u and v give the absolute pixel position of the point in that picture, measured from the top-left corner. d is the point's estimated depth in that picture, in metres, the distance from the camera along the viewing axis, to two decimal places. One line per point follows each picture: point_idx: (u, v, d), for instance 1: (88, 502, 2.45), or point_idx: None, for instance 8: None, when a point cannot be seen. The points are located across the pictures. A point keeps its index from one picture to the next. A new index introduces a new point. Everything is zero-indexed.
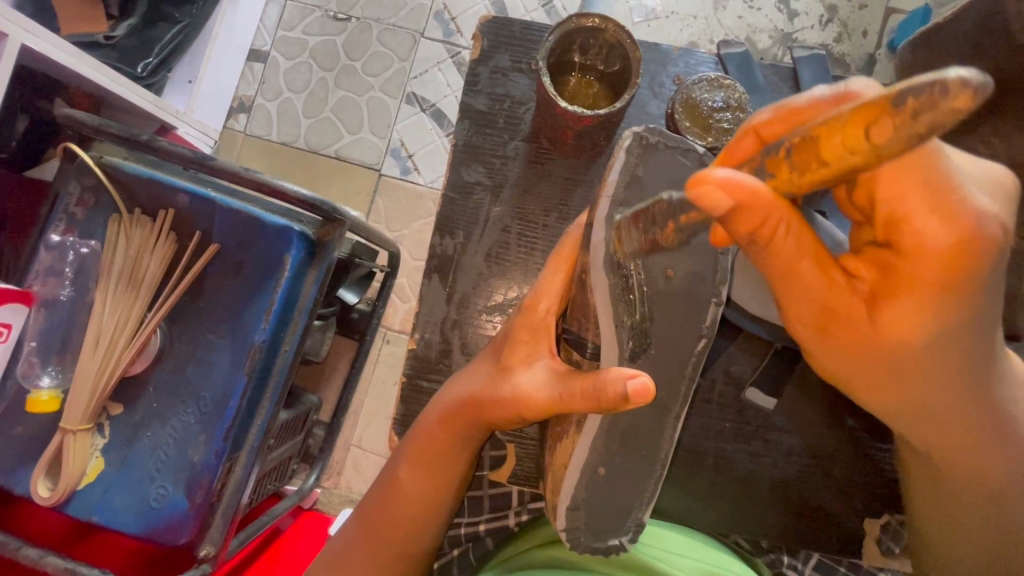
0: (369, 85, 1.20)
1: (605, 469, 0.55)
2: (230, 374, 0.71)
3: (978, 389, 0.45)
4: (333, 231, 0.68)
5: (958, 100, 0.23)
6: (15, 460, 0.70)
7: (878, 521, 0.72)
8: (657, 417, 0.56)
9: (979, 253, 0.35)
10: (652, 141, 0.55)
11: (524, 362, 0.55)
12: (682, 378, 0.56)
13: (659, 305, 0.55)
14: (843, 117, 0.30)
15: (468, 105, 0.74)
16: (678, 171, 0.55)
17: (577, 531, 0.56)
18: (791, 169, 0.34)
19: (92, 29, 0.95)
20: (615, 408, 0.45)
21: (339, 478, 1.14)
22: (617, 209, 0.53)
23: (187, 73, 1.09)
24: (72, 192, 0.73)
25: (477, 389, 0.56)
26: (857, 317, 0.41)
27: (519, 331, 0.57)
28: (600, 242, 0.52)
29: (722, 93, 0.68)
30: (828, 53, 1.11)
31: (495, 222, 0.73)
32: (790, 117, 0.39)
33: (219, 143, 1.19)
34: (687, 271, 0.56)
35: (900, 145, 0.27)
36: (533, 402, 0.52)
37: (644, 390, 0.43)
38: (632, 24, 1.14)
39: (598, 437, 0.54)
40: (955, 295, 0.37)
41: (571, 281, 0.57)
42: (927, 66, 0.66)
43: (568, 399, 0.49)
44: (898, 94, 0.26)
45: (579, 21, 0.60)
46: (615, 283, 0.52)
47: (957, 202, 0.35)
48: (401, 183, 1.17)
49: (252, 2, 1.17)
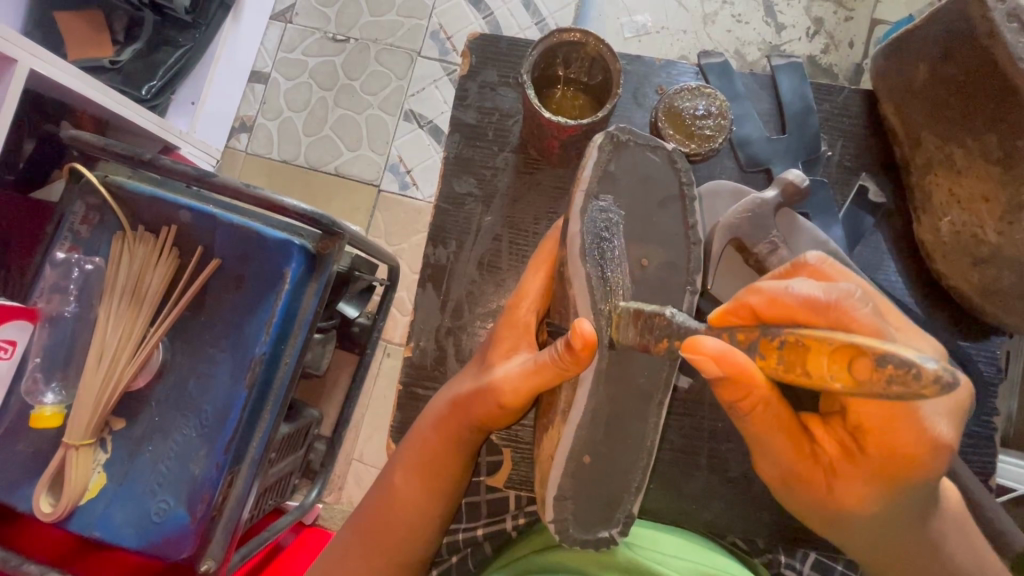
0: (367, 103, 1.23)
1: (589, 457, 0.56)
2: (230, 388, 0.71)
3: (903, 539, 0.52)
4: (332, 244, 0.70)
5: (926, 384, 0.30)
6: (19, 476, 0.71)
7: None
8: (642, 406, 0.57)
9: (927, 465, 0.46)
10: (623, 139, 0.57)
11: (504, 356, 0.58)
12: (664, 367, 0.57)
13: (638, 296, 0.56)
14: (828, 343, 0.35)
15: (458, 119, 0.76)
16: (649, 168, 0.57)
17: (567, 523, 0.57)
18: (778, 361, 0.40)
19: (98, 54, 0.99)
20: (572, 361, 0.50)
21: (340, 493, 1.14)
22: (591, 201, 0.56)
23: (190, 95, 1.11)
24: (76, 211, 0.74)
25: (464, 388, 0.59)
26: (817, 485, 0.52)
27: (508, 331, 0.60)
28: (577, 234, 0.55)
29: (705, 100, 0.70)
30: (814, 64, 1.13)
31: (487, 231, 0.74)
32: (782, 307, 0.43)
33: (220, 161, 1.22)
34: (662, 261, 0.57)
35: (872, 392, 0.33)
36: (510, 380, 0.55)
37: (590, 335, 0.48)
38: (623, 40, 1.17)
39: (583, 424, 0.55)
40: (895, 489, 0.48)
41: (551, 280, 0.61)
42: (902, 71, 0.69)
43: (539, 366, 0.53)
44: (881, 354, 0.32)
45: (560, 35, 0.62)
46: (595, 272, 0.54)
47: (915, 424, 0.46)
48: (399, 198, 1.19)
49: (252, 26, 1.21)
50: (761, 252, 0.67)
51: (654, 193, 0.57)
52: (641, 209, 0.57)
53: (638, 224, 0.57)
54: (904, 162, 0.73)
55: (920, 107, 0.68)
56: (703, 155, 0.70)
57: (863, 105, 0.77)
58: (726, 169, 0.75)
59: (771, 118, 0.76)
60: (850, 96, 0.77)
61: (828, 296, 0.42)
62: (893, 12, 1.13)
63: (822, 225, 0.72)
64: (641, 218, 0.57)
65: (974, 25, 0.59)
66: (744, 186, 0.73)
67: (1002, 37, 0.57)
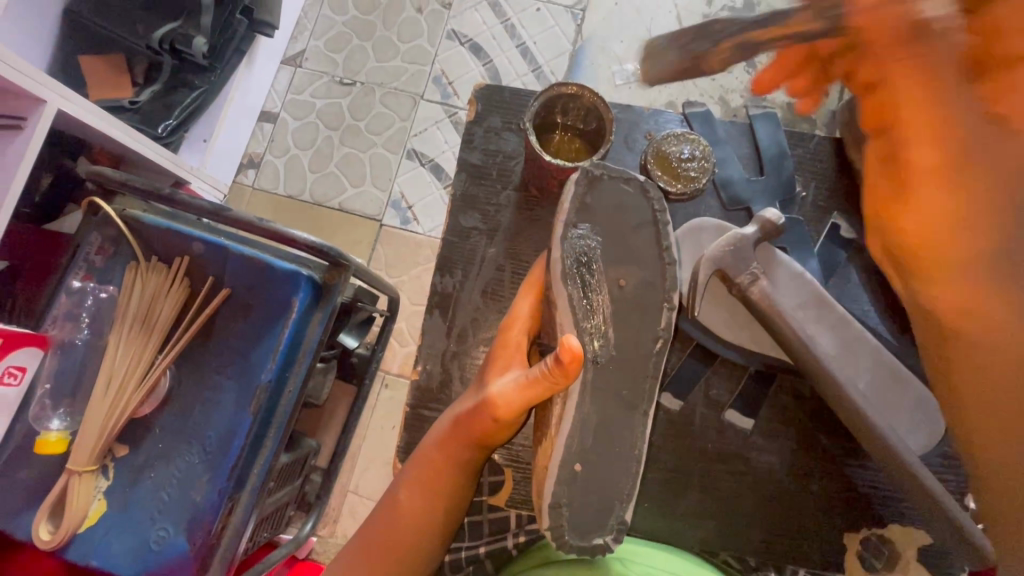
0: (371, 142, 1.29)
1: (581, 465, 0.59)
2: (235, 414, 0.73)
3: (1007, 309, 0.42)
4: (338, 274, 0.73)
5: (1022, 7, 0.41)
6: (20, 504, 0.71)
7: (857, 535, 0.75)
8: (630, 424, 0.60)
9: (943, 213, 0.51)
10: (597, 173, 0.61)
11: (500, 372, 0.61)
12: (645, 378, 0.60)
13: (616, 314, 0.59)
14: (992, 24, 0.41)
15: (464, 159, 0.81)
16: (622, 198, 0.61)
17: (561, 529, 0.58)
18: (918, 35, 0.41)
19: (118, 95, 1.04)
20: (563, 375, 0.54)
21: (335, 525, 1.13)
22: (571, 229, 0.60)
23: (202, 133, 1.16)
24: (92, 241, 0.77)
25: (464, 406, 0.62)
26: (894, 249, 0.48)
27: (501, 351, 0.63)
28: (558, 258, 0.59)
29: (689, 145, 0.76)
30: (794, 110, 1.20)
31: (490, 261, 0.78)
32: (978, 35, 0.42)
33: (227, 195, 1.26)
34: (638, 281, 0.60)
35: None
36: (505, 393, 0.57)
37: (577, 349, 0.52)
38: (615, 86, 1.24)
39: (573, 431, 0.58)
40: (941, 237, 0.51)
41: (539, 304, 0.64)
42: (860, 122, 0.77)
43: (532, 380, 0.56)
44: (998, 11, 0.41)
45: (560, 88, 0.68)
46: (576, 292, 0.59)
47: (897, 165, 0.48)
48: (401, 232, 1.24)
49: (264, 70, 1.28)
50: (743, 283, 0.71)
51: (629, 219, 0.61)
52: (619, 235, 0.60)
53: (617, 248, 0.60)
54: None
55: None
56: (687, 195, 0.75)
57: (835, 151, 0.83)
58: (712, 207, 0.80)
59: (752, 161, 0.82)
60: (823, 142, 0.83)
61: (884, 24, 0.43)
62: None
63: (800, 257, 0.78)
64: (615, 241, 0.60)
65: None
66: (728, 223, 0.78)
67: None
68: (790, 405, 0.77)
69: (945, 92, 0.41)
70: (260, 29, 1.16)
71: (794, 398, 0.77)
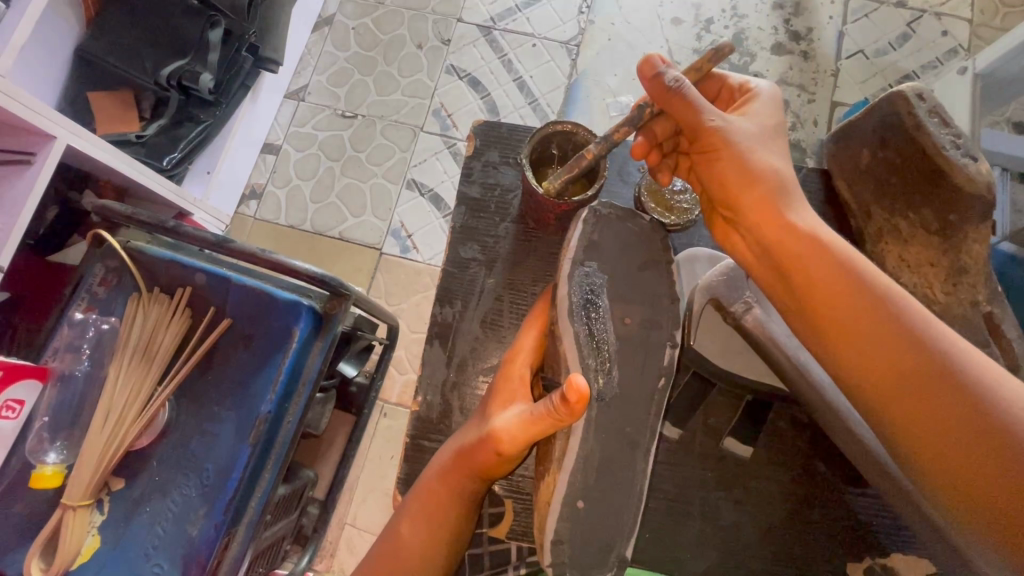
0: (372, 172, 1.31)
1: (584, 502, 0.59)
2: (234, 445, 0.73)
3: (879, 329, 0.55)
4: (339, 304, 0.74)
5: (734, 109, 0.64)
6: (12, 540, 0.70)
7: (860, 565, 0.74)
8: (628, 451, 0.59)
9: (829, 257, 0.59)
10: (606, 213, 0.63)
11: (503, 405, 0.61)
12: (648, 415, 0.60)
13: (622, 350, 0.60)
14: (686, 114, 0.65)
15: (463, 193, 0.83)
16: (630, 237, 0.63)
17: (563, 566, 0.59)
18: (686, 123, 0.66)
19: (125, 129, 1.07)
20: (568, 413, 0.53)
21: (331, 560, 1.10)
22: (578, 267, 0.62)
23: (206, 164, 1.18)
24: (96, 273, 0.78)
25: (466, 437, 0.62)
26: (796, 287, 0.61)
27: (505, 384, 0.63)
28: (566, 296, 0.61)
29: (681, 179, 0.79)
30: None
31: (490, 292, 0.79)
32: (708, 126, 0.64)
33: (229, 226, 1.28)
34: (644, 318, 0.61)
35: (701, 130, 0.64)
36: (510, 428, 0.57)
37: (584, 388, 0.52)
38: (609, 118, 1.28)
39: (576, 468, 0.59)
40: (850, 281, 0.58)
41: (544, 335, 0.65)
42: (849, 154, 0.81)
43: (537, 417, 0.56)
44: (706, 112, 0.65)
45: (554, 126, 0.70)
46: (583, 328, 0.60)
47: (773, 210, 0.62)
48: (400, 260, 1.25)
49: (267, 104, 1.31)
50: (737, 312, 0.73)
51: (635, 258, 0.62)
52: (623, 273, 0.62)
53: (625, 286, 0.62)
54: (859, 231, 0.82)
55: (866, 186, 0.80)
56: (681, 226, 0.76)
57: (821, 182, 0.86)
58: (704, 237, 0.82)
59: None
60: (809, 173, 0.87)
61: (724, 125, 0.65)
62: (850, 96, 1.26)
63: None
64: (619, 278, 0.62)
65: None
66: (718, 252, 0.79)
67: (925, 129, 0.72)
68: (791, 434, 0.77)
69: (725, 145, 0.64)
70: (265, 66, 1.20)
71: (792, 425, 0.77)
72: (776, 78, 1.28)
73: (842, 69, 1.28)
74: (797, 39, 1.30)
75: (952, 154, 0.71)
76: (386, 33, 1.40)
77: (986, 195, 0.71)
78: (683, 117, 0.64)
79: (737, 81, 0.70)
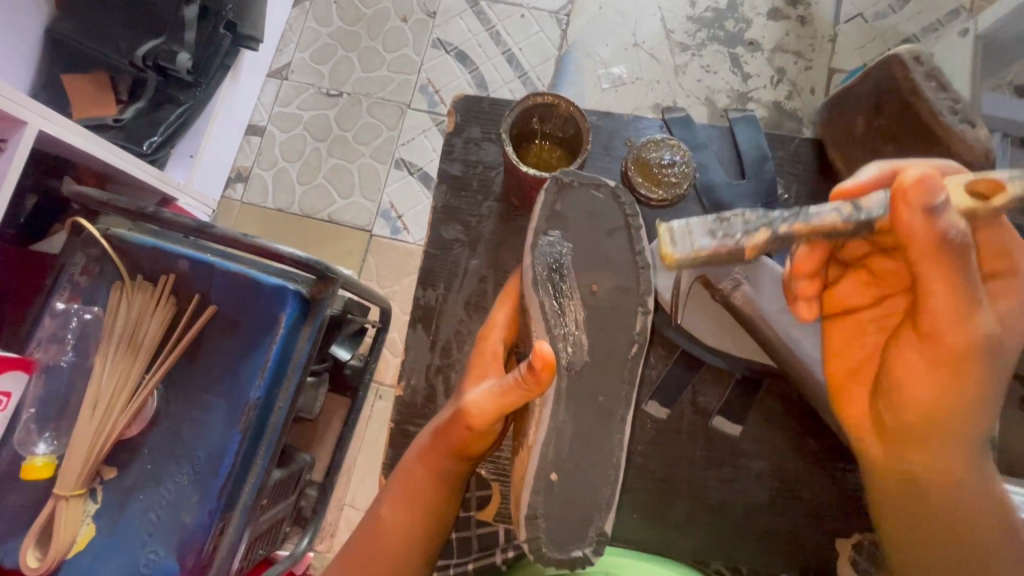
0: (359, 152, 1.28)
1: (557, 475, 0.59)
2: (225, 432, 0.72)
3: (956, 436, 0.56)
4: (326, 288, 0.72)
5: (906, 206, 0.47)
6: (7, 531, 0.70)
7: (849, 540, 0.74)
8: (605, 421, 0.60)
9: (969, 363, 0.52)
10: (567, 180, 0.63)
11: (474, 382, 0.62)
12: (623, 384, 0.60)
13: (590, 320, 0.60)
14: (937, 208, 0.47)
15: (445, 170, 0.81)
16: (593, 204, 0.62)
17: (539, 541, 0.59)
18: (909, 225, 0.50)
19: (102, 113, 1.03)
20: (536, 382, 0.53)
21: (332, 540, 1.11)
22: (541, 236, 0.62)
23: (188, 148, 1.15)
24: (76, 262, 0.76)
25: (441, 417, 0.62)
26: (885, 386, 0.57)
27: (478, 359, 0.64)
28: (530, 266, 0.61)
29: (669, 151, 0.76)
30: (779, 109, 1.21)
31: (474, 272, 0.78)
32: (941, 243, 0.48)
33: (216, 212, 1.26)
34: (612, 285, 0.61)
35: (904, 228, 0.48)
36: (479, 402, 0.57)
37: (549, 355, 0.52)
38: (601, 90, 1.24)
39: (555, 443, 0.59)
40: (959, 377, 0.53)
41: (516, 312, 0.66)
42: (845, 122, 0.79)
43: (506, 389, 0.56)
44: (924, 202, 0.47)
45: (534, 98, 0.68)
46: (551, 303, 0.60)
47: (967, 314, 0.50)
48: (391, 242, 1.23)
49: (249, 85, 1.27)
50: (726, 288, 0.74)
51: (601, 225, 0.62)
52: (590, 241, 0.62)
53: (589, 254, 0.62)
54: None
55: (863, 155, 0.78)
56: (671, 200, 0.75)
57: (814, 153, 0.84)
58: (694, 211, 0.81)
59: (732, 164, 0.83)
60: (802, 143, 0.85)
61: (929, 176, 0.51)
62: (848, 62, 1.23)
63: (784, 259, 0.79)
64: (587, 247, 0.62)
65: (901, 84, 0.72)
66: (706, 228, 0.79)
67: (922, 96, 0.70)
68: (781, 411, 0.77)
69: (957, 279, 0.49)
70: (244, 43, 1.16)
71: (782, 401, 0.77)
72: (771, 46, 1.24)
73: (841, 34, 1.24)
74: (794, 4, 1.26)
75: (951, 120, 0.69)
76: (369, 6, 1.35)
77: (987, 162, 0.69)
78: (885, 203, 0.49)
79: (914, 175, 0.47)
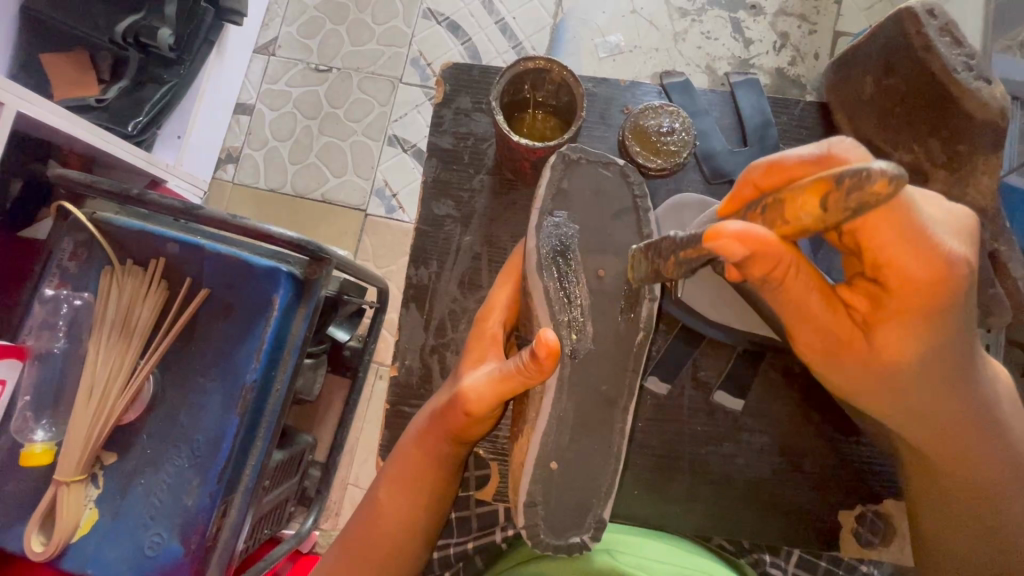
0: (352, 129, 1.25)
1: (557, 463, 0.59)
2: (222, 417, 0.72)
3: (959, 377, 0.56)
4: (319, 269, 0.70)
5: (831, 213, 0.42)
6: (10, 517, 0.71)
7: (852, 512, 0.75)
8: (605, 408, 0.60)
9: (941, 294, 0.50)
10: (576, 157, 0.61)
11: (473, 364, 0.61)
12: (626, 371, 0.60)
13: (594, 305, 0.59)
14: (803, 188, 0.44)
15: (435, 144, 0.78)
16: (603, 183, 0.61)
17: (537, 528, 0.59)
18: (762, 217, 0.49)
19: (83, 94, 1.00)
20: (538, 370, 0.53)
21: (336, 519, 1.13)
22: (547, 217, 0.60)
23: (176, 128, 1.12)
24: (64, 247, 0.75)
25: (440, 401, 0.61)
26: (859, 347, 0.56)
27: (476, 342, 0.63)
28: (534, 248, 0.60)
29: (668, 118, 0.74)
30: (782, 76, 1.17)
31: (467, 250, 0.76)
32: (779, 172, 0.50)
33: (207, 193, 1.23)
34: (615, 269, 0.60)
35: (841, 214, 0.41)
36: (478, 387, 0.57)
37: (554, 344, 0.52)
38: (598, 60, 1.21)
39: (554, 423, 0.58)
40: (931, 323, 0.52)
41: (517, 292, 0.65)
42: (851, 85, 0.76)
43: (507, 375, 0.56)
44: (839, 176, 0.40)
45: (526, 63, 0.65)
46: (552, 283, 0.59)
47: (927, 245, 0.49)
48: (387, 221, 1.21)
49: (236, 61, 1.24)
50: None
51: (599, 201, 0.61)
52: (595, 222, 0.61)
53: (592, 234, 0.61)
54: None
55: (869, 119, 0.76)
56: (670, 170, 0.73)
57: (818, 120, 0.82)
58: (694, 181, 0.79)
59: (733, 132, 0.81)
60: (806, 107, 0.82)
61: (819, 150, 0.49)
62: (854, 25, 1.18)
63: None
64: (591, 227, 0.61)
65: (911, 39, 0.68)
66: (709, 197, 0.77)
67: (935, 50, 0.66)
68: (782, 384, 0.76)
69: (898, 208, 0.48)
70: (227, 17, 1.12)
71: (784, 374, 0.76)
72: (775, 9, 1.20)
73: None
74: None
75: (964, 76, 0.66)
76: None
77: (998, 123, 0.67)
78: (738, 252, 0.47)
79: (737, 227, 0.46)
